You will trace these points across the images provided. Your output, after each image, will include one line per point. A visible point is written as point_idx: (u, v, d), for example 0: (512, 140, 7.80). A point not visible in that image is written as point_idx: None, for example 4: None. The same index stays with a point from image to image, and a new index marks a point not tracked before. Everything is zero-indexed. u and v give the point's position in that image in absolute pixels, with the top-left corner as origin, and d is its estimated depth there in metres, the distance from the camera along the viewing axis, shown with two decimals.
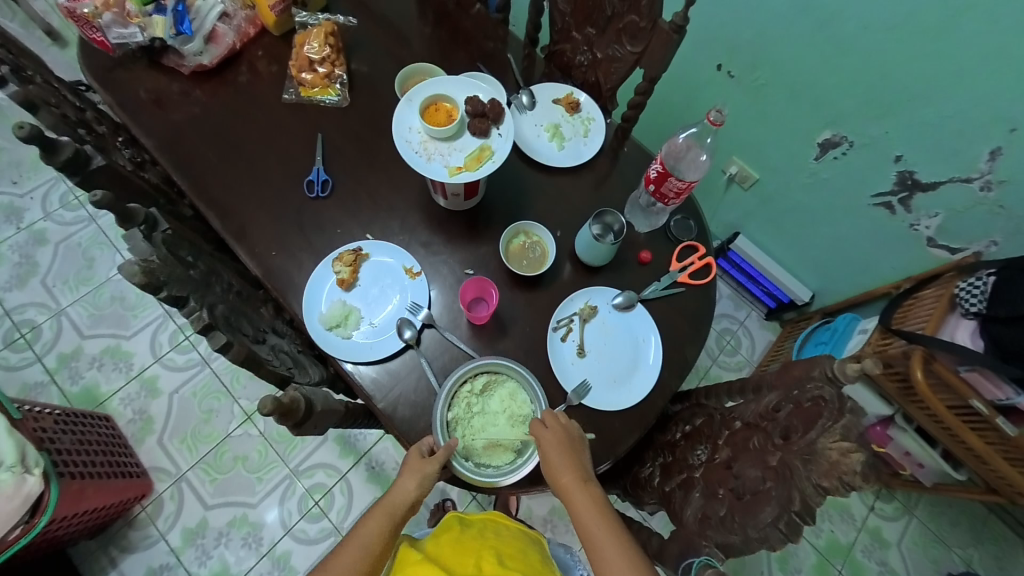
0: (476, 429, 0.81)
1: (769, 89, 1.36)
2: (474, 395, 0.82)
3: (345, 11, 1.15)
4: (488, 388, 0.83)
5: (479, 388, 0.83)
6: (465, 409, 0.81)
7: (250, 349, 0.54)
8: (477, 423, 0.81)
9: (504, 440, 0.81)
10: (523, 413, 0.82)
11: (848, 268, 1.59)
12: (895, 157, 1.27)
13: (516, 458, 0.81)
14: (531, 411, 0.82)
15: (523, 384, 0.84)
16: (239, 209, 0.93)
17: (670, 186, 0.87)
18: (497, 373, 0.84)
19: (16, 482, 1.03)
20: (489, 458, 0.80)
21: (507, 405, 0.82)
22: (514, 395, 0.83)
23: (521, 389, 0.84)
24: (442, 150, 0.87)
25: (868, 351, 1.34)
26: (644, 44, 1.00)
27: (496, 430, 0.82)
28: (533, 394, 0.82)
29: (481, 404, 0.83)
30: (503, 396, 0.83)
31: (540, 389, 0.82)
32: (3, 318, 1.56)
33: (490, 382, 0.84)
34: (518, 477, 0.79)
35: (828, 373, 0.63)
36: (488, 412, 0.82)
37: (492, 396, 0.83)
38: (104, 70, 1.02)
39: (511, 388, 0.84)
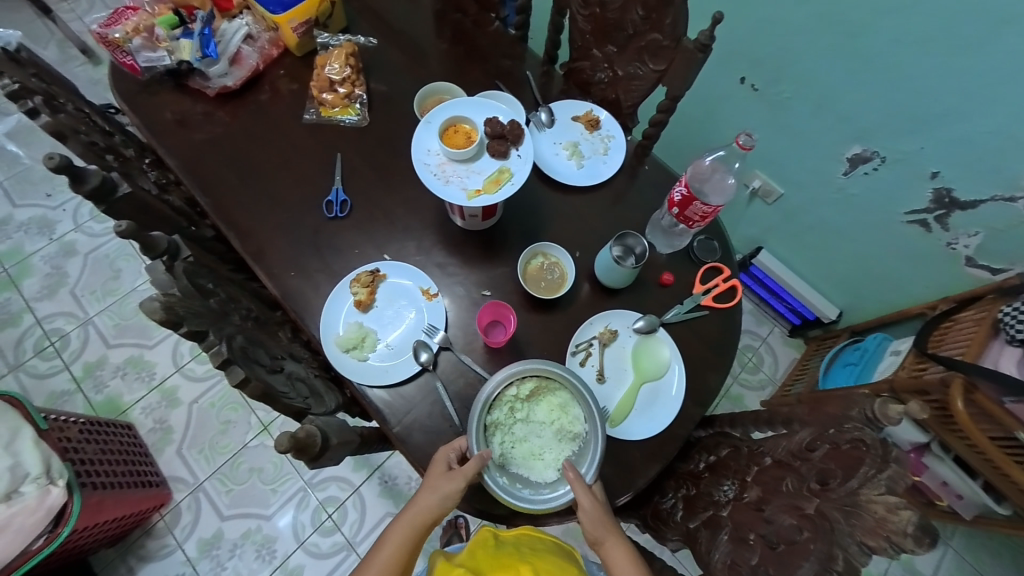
0: (516, 436, 0.78)
1: (794, 103, 1.33)
2: (518, 400, 0.78)
3: (366, 32, 1.16)
4: (536, 395, 0.79)
5: (524, 396, 0.78)
6: (507, 414, 0.78)
7: (267, 384, 0.53)
8: (519, 430, 0.78)
9: (546, 453, 0.78)
10: (573, 430, 0.78)
11: (878, 286, 1.53)
12: (930, 173, 1.21)
13: (555, 479, 0.76)
14: (582, 428, 0.77)
15: (576, 397, 0.78)
16: (260, 229, 0.94)
17: (695, 210, 0.84)
18: (548, 381, 0.79)
19: (40, 494, 1.06)
20: (528, 472, 0.76)
21: (555, 416, 0.78)
22: (566, 408, 0.78)
23: (574, 402, 0.78)
24: (460, 173, 0.86)
25: (902, 376, 1.27)
26: (667, 62, 0.99)
27: (539, 441, 0.78)
28: (589, 412, 0.76)
29: (526, 411, 0.79)
30: (552, 405, 0.79)
31: (596, 408, 0.75)
32: (34, 326, 1.61)
33: (539, 390, 0.79)
34: (554, 507, 0.72)
35: (868, 414, 0.59)
36: (533, 421, 0.79)
37: (539, 404, 0.79)
38: (132, 92, 1.04)
39: (562, 399, 0.79)
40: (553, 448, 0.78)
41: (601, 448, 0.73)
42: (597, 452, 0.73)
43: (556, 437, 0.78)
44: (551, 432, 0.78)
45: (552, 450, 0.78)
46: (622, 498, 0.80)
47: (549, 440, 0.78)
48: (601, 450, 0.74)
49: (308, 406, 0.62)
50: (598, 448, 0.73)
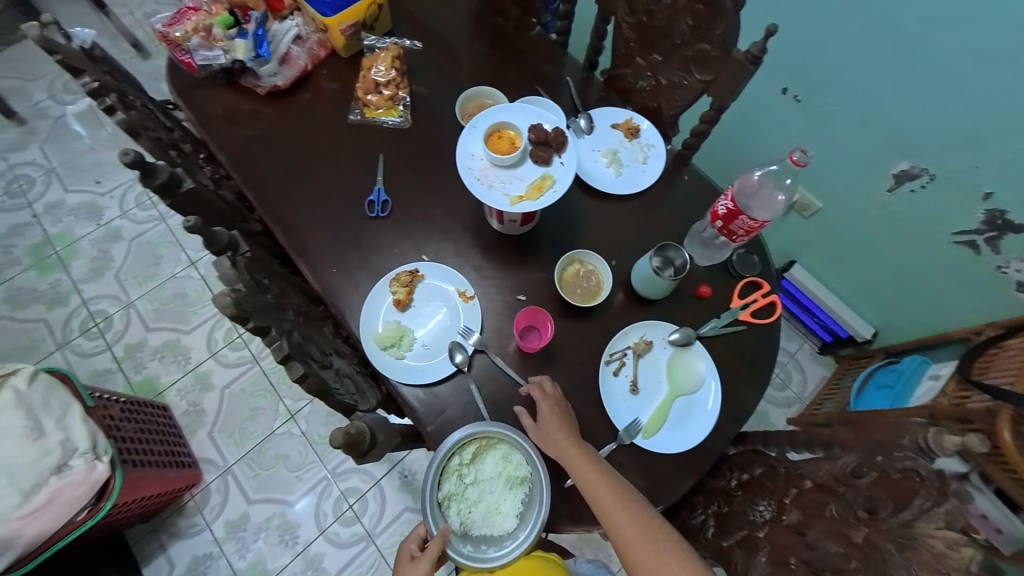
0: (472, 500, 0.79)
1: (839, 116, 1.29)
2: (464, 465, 0.79)
3: (411, 34, 1.18)
4: (479, 454, 0.80)
5: (469, 458, 0.80)
6: (457, 482, 0.79)
7: (323, 380, 0.55)
8: (472, 494, 0.79)
9: (502, 505, 0.79)
10: (520, 474, 0.80)
11: (918, 306, 1.48)
12: (983, 194, 1.17)
13: (516, 526, 0.78)
14: (528, 471, 0.79)
15: (516, 445, 0.80)
16: (305, 226, 0.97)
17: (740, 224, 0.83)
18: (488, 437, 0.81)
19: (86, 468, 1.10)
20: (489, 530, 0.78)
21: (502, 468, 0.80)
22: (510, 457, 0.80)
23: (516, 450, 0.80)
24: (503, 178, 0.87)
25: (942, 402, 1.22)
26: (714, 73, 0.98)
27: (493, 496, 0.79)
28: (529, 457, 0.78)
29: (474, 473, 0.80)
30: (497, 459, 0.80)
31: (534, 450, 0.77)
32: (81, 307, 1.69)
33: (481, 448, 0.80)
34: (520, 553, 0.74)
35: (920, 443, 0.60)
36: (483, 480, 0.80)
37: (485, 461, 0.80)
38: (188, 89, 1.09)
39: (504, 450, 0.80)
40: (508, 497, 0.79)
41: (546, 488, 0.75)
42: (545, 491, 0.75)
43: (507, 486, 0.80)
44: (502, 483, 0.80)
45: (506, 501, 0.79)
46: (652, 511, 0.80)
47: (502, 492, 0.80)
48: (548, 488, 0.75)
49: (355, 403, 0.64)
50: (544, 490, 0.75)
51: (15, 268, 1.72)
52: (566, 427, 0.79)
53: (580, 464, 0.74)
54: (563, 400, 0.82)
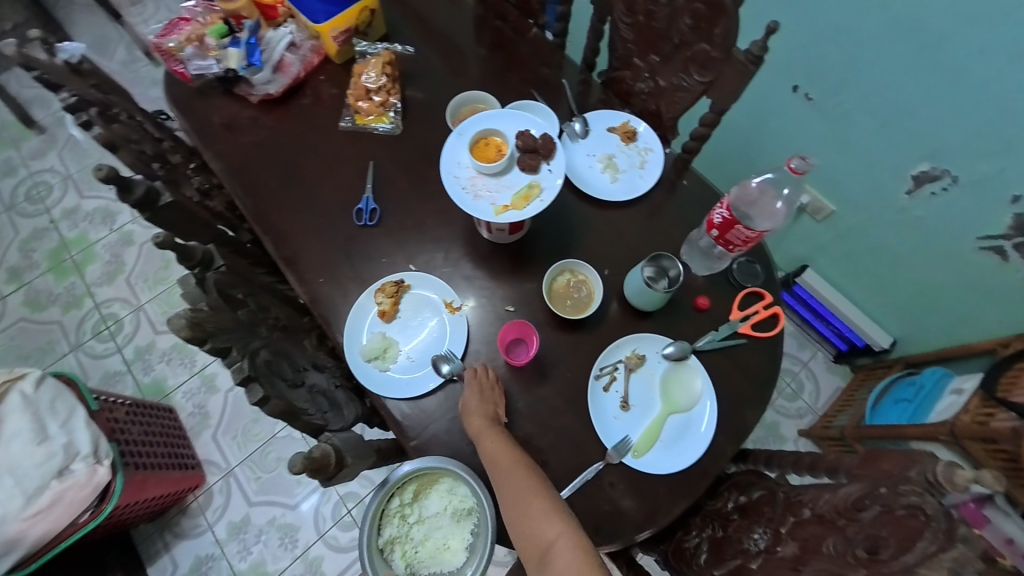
0: (418, 540, 0.76)
1: (855, 115, 1.22)
2: (406, 505, 0.77)
3: (406, 39, 1.16)
4: (422, 492, 0.78)
5: (410, 497, 0.77)
6: (400, 524, 0.76)
7: (287, 402, 0.53)
8: (418, 534, 0.76)
9: (451, 541, 0.77)
10: (466, 507, 0.77)
11: (941, 315, 1.39)
12: (1011, 197, 1.09)
13: (467, 560, 0.76)
14: (473, 504, 0.77)
15: (458, 479, 0.77)
16: (295, 235, 0.96)
17: (737, 235, 0.79)
18: (429, 474, 0.78)
19: (88, 472, 1.12)
20: (440, 568, 0.76)
21: (447, 504, 0.77)
22: (453, 490, 0.78)
23: (459, 484, 0.78)
24: (490, 187, 0.84)
25: (964, 418, 1.14)
26: (714, 74, 0.93)
27: (440, 533, 0.77)
28: (472, 491, 0.75)
29: (418, 512, 0.77)
30: (440, 495, 0.77)
31: (477, 485, 0.73)
32: (93, 310, 1.74)
33: (423, 485, 0.78)
34: None
35: (930, 477, 0.52)
36: (428, 518, 0.77)
37: (429, 498, 0.78)
38: (186, 98, 1.09)
39: (447, 484, 0.78)
40: (455, 533, 0.77)
41: (490, 528, 0.71)
42: (489, 531, 0.71)
43: (455, 521, 0.77)
44: (448, 519, 0.77)
45: (454, 536, 0.77)
46: (644, 534, 0.76)
47: (450, 528, 0.77)
48: (493, 525, 0.72)
49: (325, 423, 0.62)
50: (489, 529, 0.71)
51: (34, 271, 1.78)
52: (479, 396, 0.81)
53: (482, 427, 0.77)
54: (492, 378, 0.83)
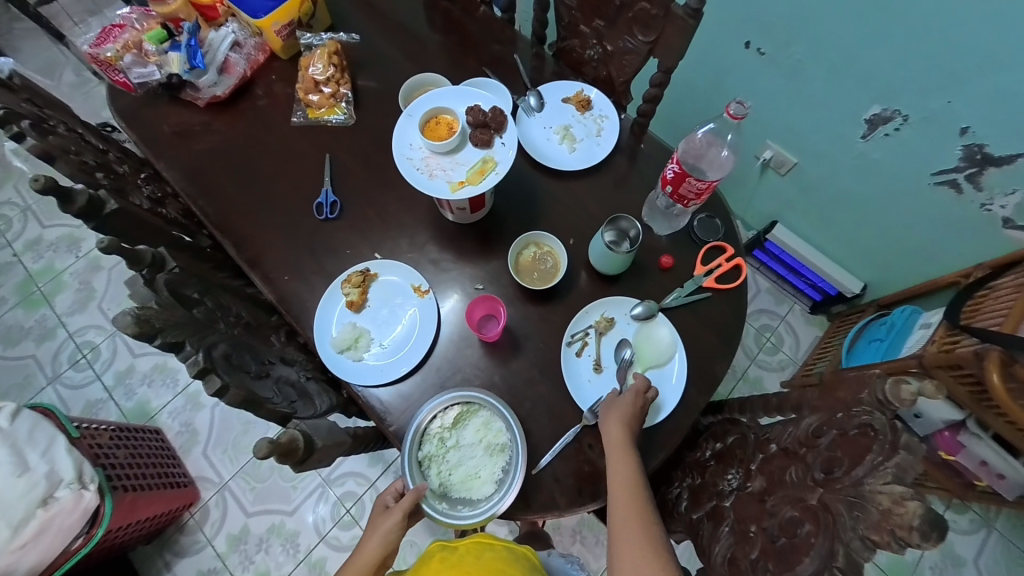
0: (452, 464, 0.79)
1: (806, 65, 1.24)
2: (445, 429, 0.80)
3: (351, 28, 1.14)
4: (461, 420, 0.81)
5: (450, 423, 0.80)
6: (438, 445, 0.80)
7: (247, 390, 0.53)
8: (453, 458, 0.79)
9: (481, 472, 0.79)
10: (499, 441, 0.80)
11: (905, 254, 1.43)
12: (960, 129, 1.11)
13: (494, 491, 0.78)
14: (507, 439, 0.80)
15: (496, 413, 0.81)
16: (255, 237, 0.95)
17: (690, 187, 0.80)
18: (470, 404, 0.82)
19: (74, 498, 1.12)
20: (467, 494, 0.78)
21: (482, 435, 0.80)
22: (490, 424, 0.81)
23: (496, 418, 0.81)
24: (444, 166, 0.84)
25: (930, 350, 1.17)
26: (658, 32, 0.93)
27: (472, 462, 0.79)
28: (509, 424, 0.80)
29: (455, 438, 0.80)
30: (477, 426, 0.81)
31: (513, 418, 0.80)
32: (68, 340, 1.71)
33: (463, 414, 0.81)
34: (495, 514, 0.75)
35: (879, 396, 0.54)
36: (463, 445, 0.80)
37: (466, 428, 0.81)
38: (129, 110, 1.07)
39: (485, 417, 0.81)
40: (487, 465, 0.79)
41: (521, 453, 0.78)
42: (519, 459, 0.78)
43: (486, 454, 0.80)
44: (482, 450, 0.80)
45: (485, 467, 0.79)
46: None
47: (482, 459, 0.79)
48: (523, 455, 0.78)
49: (293, 411, 0.62)
50: (519, 455, 0.78)
51: (3, 306, 1.74)
52: (632, 419, 0.76)
53: (616, 452, 0.73)
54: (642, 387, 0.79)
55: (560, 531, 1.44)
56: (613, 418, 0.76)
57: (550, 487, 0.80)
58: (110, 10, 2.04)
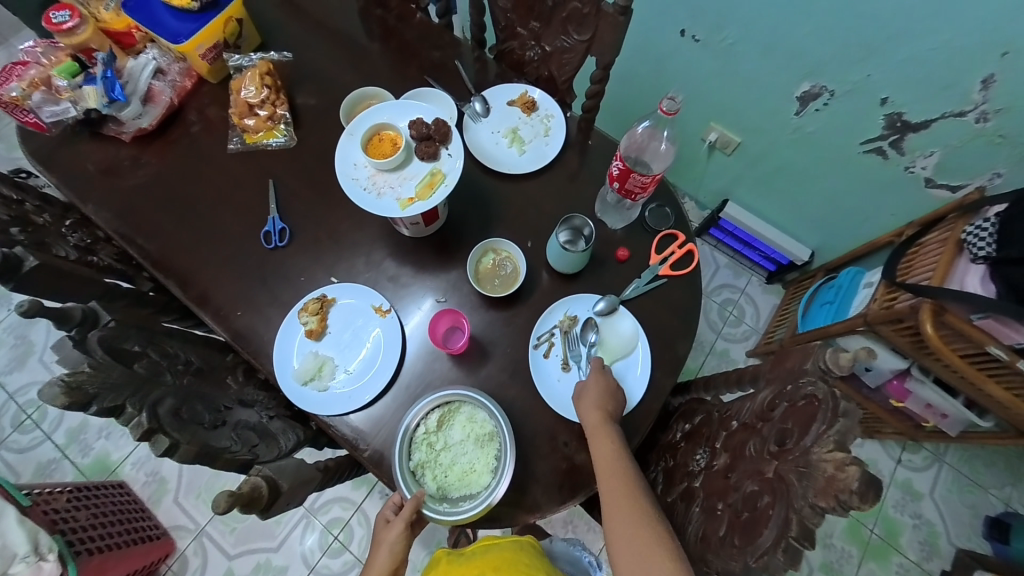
0: (445, 464, 0.80)
1: (738, 47, 1.28)
2: (431, 433, 0.81)
3: (282, 46, 1.10)
4: (445, 422, 0.82)
5: (434, 425, 0.81)
6: (428, 450, 0.80)
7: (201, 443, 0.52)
8: (445, 459, 0.80)
9: (476, 464, 0.80)
10: (487, 432, 0.81)
11: (844, 219, 1.52)
12: (881, 99, 1.19)
13: (493, 479, 0.79)
14: (494, 427, 0.81)
15: (479, 405, 0.82)
16: (200, 273, 0.91)
17: (634, 182, 0.82)
18: (450, 403, 0.83)
19: (32, 571, 1.04)
20: (467, 490, 0.79)
21: (468, 430, 0.81)
22: (474, 417, 0.82)
23: (479, 410, 0.82)
24: (392, 182, 0.82)
25: (874, 308, 1.25)
26: (592, 30, 0.94)
27: (466, 458, 0.80)
28: (492, 412, 0.81)
29: (443, 439, 0.81)
30: (463, 422, 0.82)
31: (496, 406, 0.81)
32: (8, 401, 1.58)
33: (445, 415, 0.82)
34: (497, 499, 0.77)
35: (822, 365, 0.59)
36: (453, 444, 0.81)
37: (452, 426, 0.82)
38: (44, 152, 0.99)
39: (468, 412, 0.82)
40: (480, 457, 0.80)
41: (509, 439, 0.79)
42: (508, 444, 0.79)
43: (477, 447, 0.81)
44: (471, 444, 0.81)
45: (478, 460, 0.80)
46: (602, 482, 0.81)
47: (474, 453, 0.81)
48: (511, 439, 0.79)
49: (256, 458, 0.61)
50: (508, 440, 0.79)
51: None
52: (603, 400, 0.80)
53: (599, 434, 0.76)
54: (608, 377, 0.82)
55: (552, 525, 1.47)
56: (587, 404, 0.80)
57: (531, 489, 0.81)
58: (16, 40, 1.89)
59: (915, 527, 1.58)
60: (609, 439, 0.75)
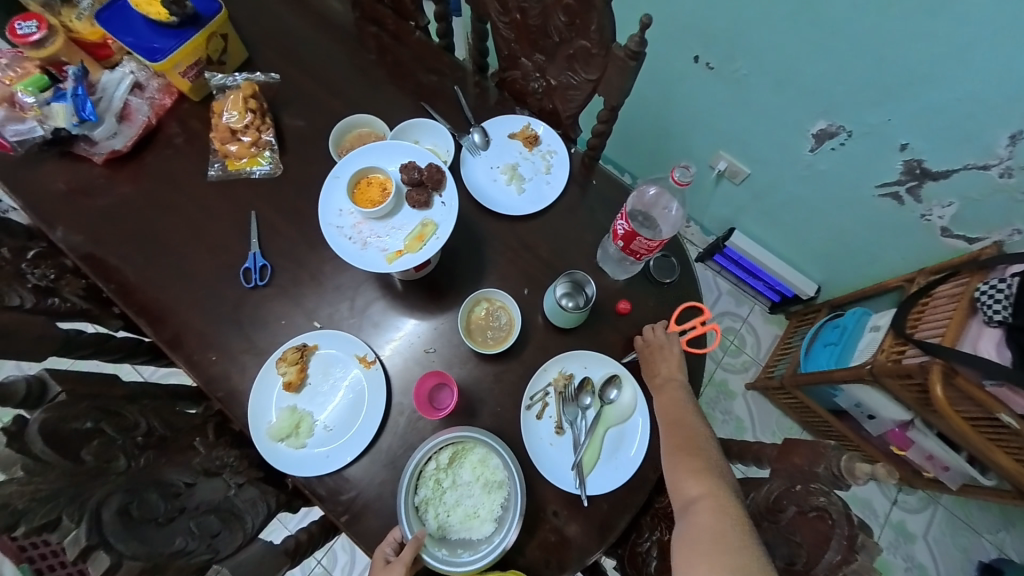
0: (450, 505, 0.76)
1: (753, 81, 1.22)
2: (441, 470, 0.77)
3: (270, 65, 1.03)
4: (456, 460, 0.78)
5: (446, 463, 0.77)
6: (434, 488, 0.76)
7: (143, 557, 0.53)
8: (451, 498, 0.76)
9: (480, 510, 0.76)
10: (497, 479, 0.78)
11: (854, 259, 1.48)
12: (900, 144, 1.13)
13: (495, 530, 0.75)
14: (506, 476, 0.78)
15: (493, 449, 0.78)
16: (173, 313, 0.86)
17: (640, 244, 0.77)
18: (463, 442, 0.78)
19: None
20: (467, 534, 0.76)
21: (479, 473, 0.77)
22: (486, 461, 0.78)
23: (493, 455, 0.78)
24: (378, 232, 0.79)
25: (880, 360, 1.21)
26: (599, 70, 0.88)
27: (472, 501, 0.77)
28: (506, 461, 0.77)
29: (452, 478, 0.77)
30: (474, 463, 0.78)
31: (511, 456, 0.77)
32: None
33: (457, 453, 0.78)
34: (496, 555, 0.72)
35: (834, 471, 0.59)
36: (461, 485, 0.77)
37: (463, 466, 0.78)
38: (9, 172, 0.92)
39: (480, 454, 0.78)
40: (486, 502, 0.77)
41: (520, 490, 0.75)
42: (518, 496, 0.75)
43: (484, 491, 0.77)
44: (479, 488, 0.77)
45: (484, 505, 0.76)
46: (594, 557, 0.77)
47: (480, 497, 0.77)
48: (523, 489, 0.75)
49: (213, 555, 0.63)
50: (518, 491, 0.75)
51: None
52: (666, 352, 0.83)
53: (662, 382, 0.80)
54: (663, 335, 0.84)
55: None
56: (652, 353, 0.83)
57: (516, 561, 0.76)
58: None
59: (907, 570, 1.56)
60: (671, 389, 0.78)
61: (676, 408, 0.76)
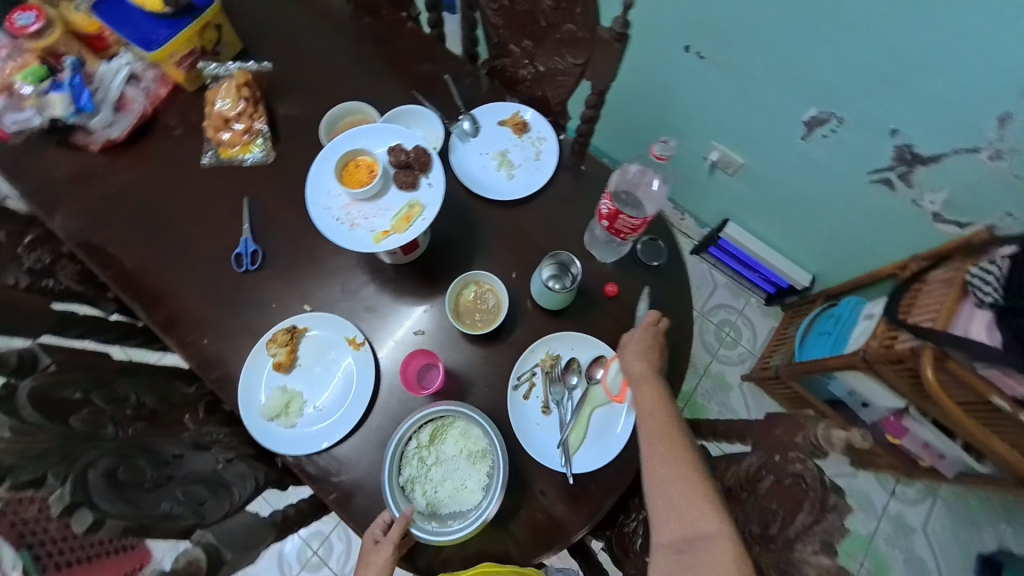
0: (437, 481, 0.77)
1: (742, 69, 1.23)
2: (424, 447, 0.77)
3: (264, 55, 1.05)
4: (437, 437, 0.78)
5: (427, 440, 0.78)
6: (419, 465, 0.77)
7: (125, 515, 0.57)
8: (437, 474, 0.77)
9: (468, 482, 0.77)
10: (481, 449, 0.78)
11: (848, 248, 1.47)
12: (889, 130, 1.14)
13: (484, 497, 0.76)
14: (488, 445, 0.78)
15: (472, 421, 0.79)
16: (168, 296, 0.87)
17: (624, 223, 0.77)
18: (443, 418, 0.79)
19: None
20: (458, 506, 0.76)
21: (462, 446, 0.78)
22: (467, 433, 0.79)
23: (474, 426, 0.79)
24: (367, 213, 0.80)
25: (873, 347, 1.19)
26: (586, 55, 0.89)
27: (459, 474, 0.77)
28: (486, 430, 0.77)
29: (435, 454, 0.78)
30: (456, 437, 0.78)
31: (491, 426, 0.77)
32: None
33: (438, 429, 0.79)
34: (485, 521, 0.73)
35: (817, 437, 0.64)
36: (445, 460, 0.78)
37: (445, 441, 0.78)
38: (10, 160, 0.95)
39: (462, 427, 0.79)
40: (472, 474, 0.77)
41: (501, 458, 0.75)
42: (501, 463, 0.75)
43: (470, 463, 0.78)
44: (464, 460, 0.78)
45: (471, 477, 0.77)
46: (581, 534, 0.77)
47: (466, 469, 0.77)
48: (504, 458, 0.75)
49: (198, 520, 0.66)
50: (501, 461, 0.75)
51: None
52: (649, 350, 0.77)
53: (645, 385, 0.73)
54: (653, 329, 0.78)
55: None
56: (632, 354, 0.76)
57: (504, 538, 0.77)
58: None
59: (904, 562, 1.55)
60: (655, 395, 0.72)
61: (665, 417, 0.69)
